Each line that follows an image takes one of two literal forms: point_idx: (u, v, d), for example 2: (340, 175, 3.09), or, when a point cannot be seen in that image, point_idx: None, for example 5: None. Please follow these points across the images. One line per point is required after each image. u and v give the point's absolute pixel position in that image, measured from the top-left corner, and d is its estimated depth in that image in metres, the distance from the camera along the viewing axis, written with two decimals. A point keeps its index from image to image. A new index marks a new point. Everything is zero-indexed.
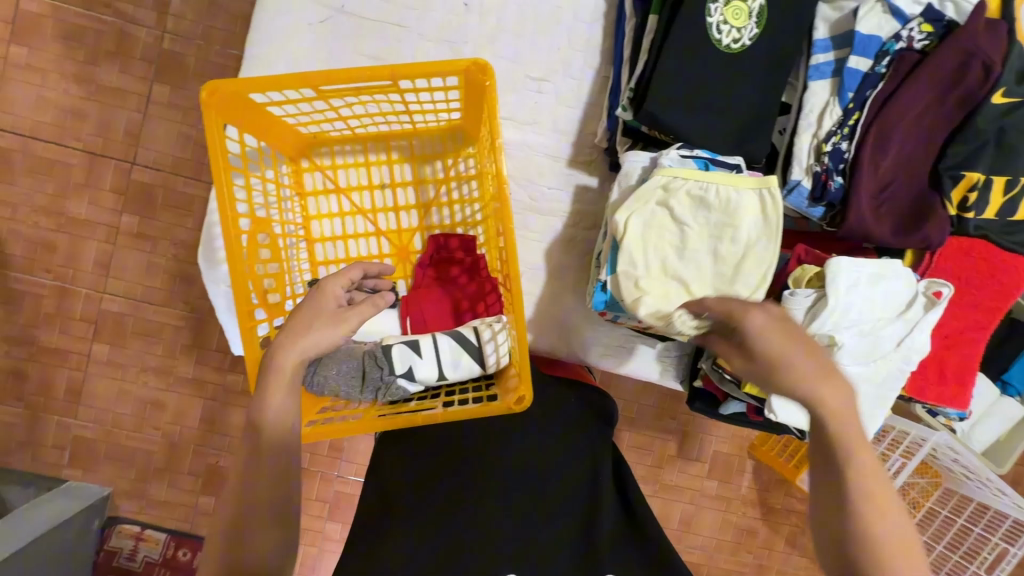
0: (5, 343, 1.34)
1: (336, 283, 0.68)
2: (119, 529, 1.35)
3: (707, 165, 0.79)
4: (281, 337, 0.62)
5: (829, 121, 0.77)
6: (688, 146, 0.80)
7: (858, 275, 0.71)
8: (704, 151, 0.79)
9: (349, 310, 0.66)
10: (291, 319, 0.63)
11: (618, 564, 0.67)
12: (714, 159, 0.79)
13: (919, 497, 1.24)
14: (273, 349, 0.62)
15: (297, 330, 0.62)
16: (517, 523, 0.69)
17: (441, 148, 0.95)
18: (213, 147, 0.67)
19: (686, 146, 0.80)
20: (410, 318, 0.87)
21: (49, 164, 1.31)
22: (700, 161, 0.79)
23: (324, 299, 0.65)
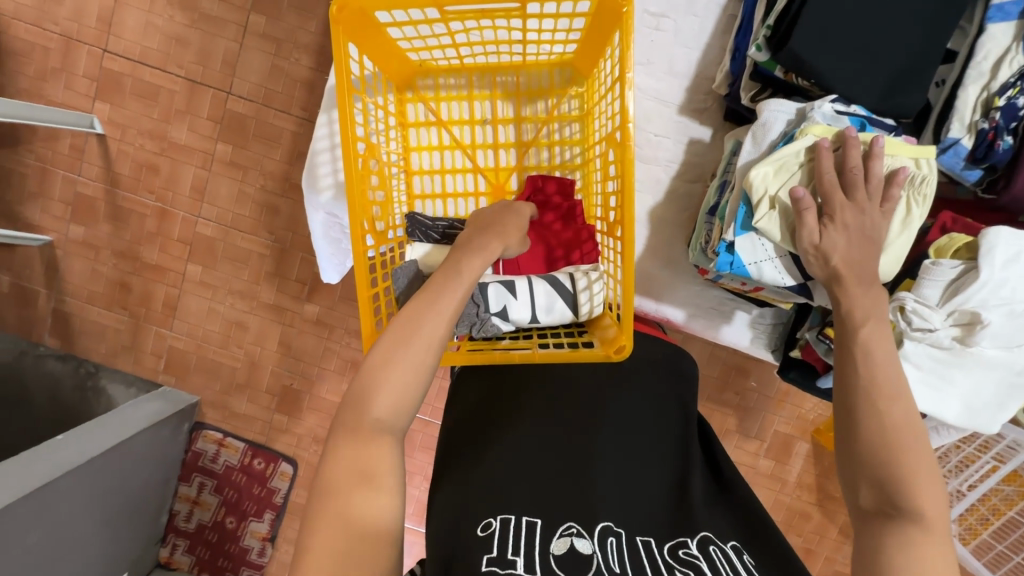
0: (113, 257, 1.46)
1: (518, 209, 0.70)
2: (204, 434, 1.48)
3: (863, 123, 0.73)
4: (495, 228, 0.66)
5: (1007, 70, 0.67)
6: (845, 100, 0.73)
7: (1019, 248, 0.63)
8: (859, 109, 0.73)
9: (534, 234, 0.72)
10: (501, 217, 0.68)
11: (717, 527, 0.61)
12: (872, 118, 0.73)
13: (1002, 505, 1.12)
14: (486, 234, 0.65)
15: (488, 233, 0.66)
16: (607, 475, 0.65)
17: (547, 85, 0.91)
18: (339, 65, 0.68)
19: (843, 99, 0.73)
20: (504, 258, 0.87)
21: (154, 90, 1.37)
22: (856, 119, 0.73)
23: (518, 214, 0.71)
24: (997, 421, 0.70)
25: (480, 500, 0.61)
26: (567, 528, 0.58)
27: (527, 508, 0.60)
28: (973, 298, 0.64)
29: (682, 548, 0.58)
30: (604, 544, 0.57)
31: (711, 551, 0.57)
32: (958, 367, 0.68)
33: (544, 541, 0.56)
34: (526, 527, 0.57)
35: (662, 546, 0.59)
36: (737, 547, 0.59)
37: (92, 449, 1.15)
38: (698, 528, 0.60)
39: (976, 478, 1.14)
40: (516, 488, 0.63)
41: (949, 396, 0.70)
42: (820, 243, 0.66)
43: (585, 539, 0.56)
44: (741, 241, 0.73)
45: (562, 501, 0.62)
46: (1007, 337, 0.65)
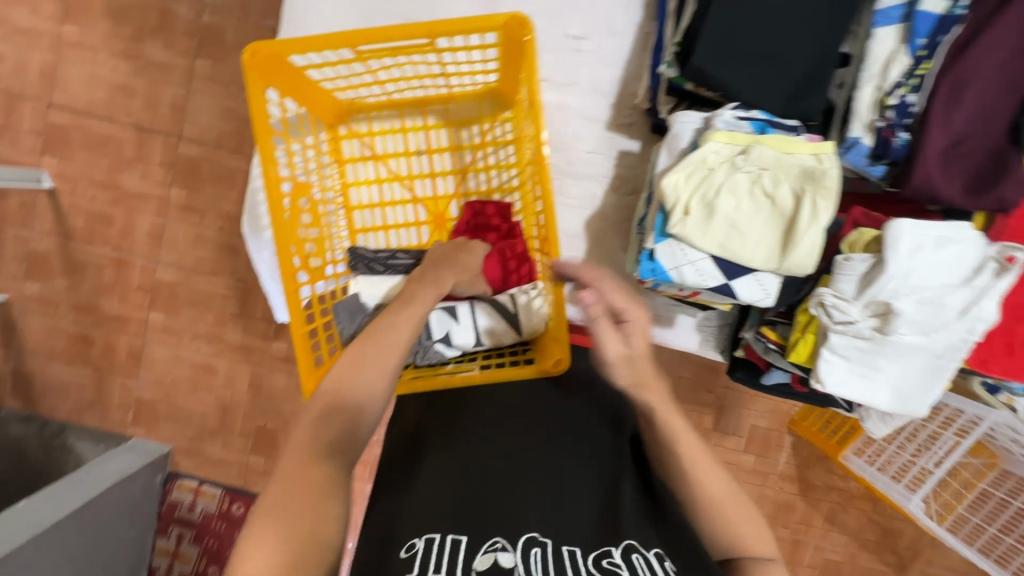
0: (72, 310, 1.43)
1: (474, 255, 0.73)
2: (178, 484, 1.45)
3: (763, 127, 0.77)
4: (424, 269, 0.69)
5: (896, 71, 0.71)
6: (744, 107, 0.77)
7: (921, 238, 0.67)
8: (759, 113, 0.77)
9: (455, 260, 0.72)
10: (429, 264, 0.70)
11: (643, 535, 0.61)
12: (771, 120, 0.77)
13: (972, 478, 1.19)
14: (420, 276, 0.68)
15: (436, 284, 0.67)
16: (540, 491, 0.65)
17: (477, 113, 0.93)
18: (256, 111, 0.70)
19: (742, 107, 0.77)
20: None
21: (103, 140, 1.37)
22: (756, 123, 0.76)
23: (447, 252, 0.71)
24: (926, 403, 0.73)
25: (411, 522, 0.61)
26: (493, 543, 0.58)
27: (454, 526, 0.60)
28: (884, 289, 0.67)
29: (606, 557, 0.58)
30: (528, 555, 0.57)
31: (633, 558, 0.58)
32: (884, 356, 0.71)
33: (469, 559, 0.56)
34: (451, 545, 0.57)
35: (588, 556, 0.58)
36: (660, 553, 0.59)
37: (58, 512, 1.10)
38: (623, 536, 0.60)
39: (942, 453, 1.14)
40: (448, 508, 0.62)
41: (879, 383, 0.72)
42: (626, 350, 0.62)
43: (508, 553, 0.57)
44: (660, 248, 0.75)
45: (492, 515, 0.62)
46: (924, 322, 0.68)
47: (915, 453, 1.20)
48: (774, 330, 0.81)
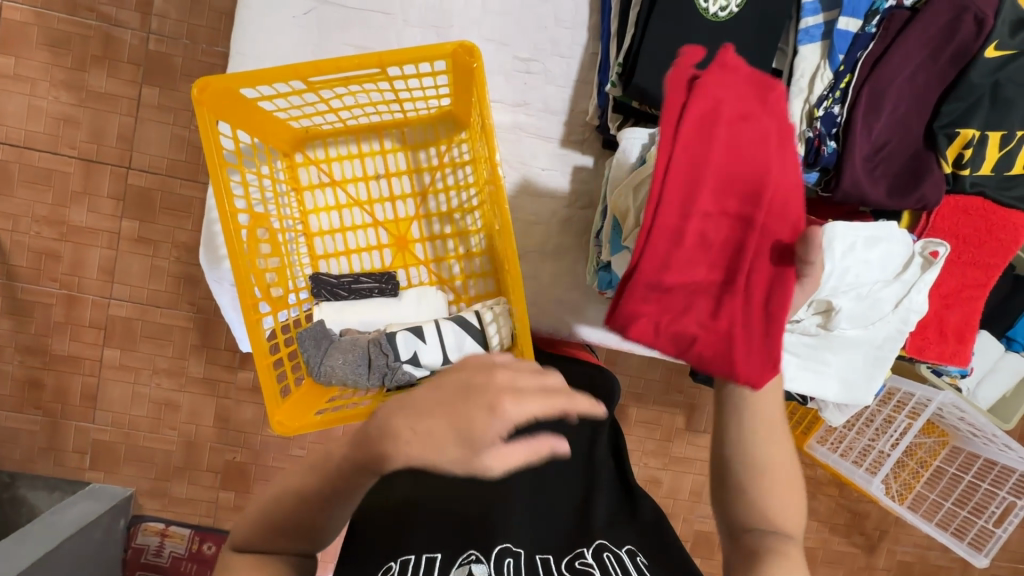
0: (19, 353, 1.36)
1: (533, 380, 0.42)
2: (144, 527, 1.38)
3: None
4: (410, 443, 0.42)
5: (820, 85, 0.77)
6: None
7: (854, 239, 0.71)
8: None
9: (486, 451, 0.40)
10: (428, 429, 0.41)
11: (613, 534, 0.65)
12: None
13: (927, 456, 1.26)
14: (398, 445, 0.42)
15: (423, 435, 0.42)
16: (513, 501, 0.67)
17: (433, 136, 0.95)
18: (207, 145, 0.70)
19: None
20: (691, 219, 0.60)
21: (46, 174, 1.32)
22: None
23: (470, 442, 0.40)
24: (870, 391, 0.78)
25: (382, 543, 0.63)
26: (467, 556, 0.61)
27: (429, 543, 0.62)
28: (824, 288, 0.71)
29: (579, 558, 0.62)
30: (501, 565, 0.60)
31: (604, 556, 0.62)
32: (828, 349, 0.75)
33: (443, 572, 0.60)
34: (426, 566, 0.59)
35: (560, 561, 0.63)
36: (631, 550, 0.64)
37: (16, 565, 1.03)
38: (594, 537, 0.64)
39: (898, 435, 1.20)
40: (423, 522, 0.64)
41: (828, 375, 0.76)
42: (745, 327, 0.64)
43: (482, 565, 0.60)
44: (616, 260, 0.79)
45: (467, 531, 0.63)
46: (863, 317, 0.73)
47: (874, 437, 1.25)
48: None
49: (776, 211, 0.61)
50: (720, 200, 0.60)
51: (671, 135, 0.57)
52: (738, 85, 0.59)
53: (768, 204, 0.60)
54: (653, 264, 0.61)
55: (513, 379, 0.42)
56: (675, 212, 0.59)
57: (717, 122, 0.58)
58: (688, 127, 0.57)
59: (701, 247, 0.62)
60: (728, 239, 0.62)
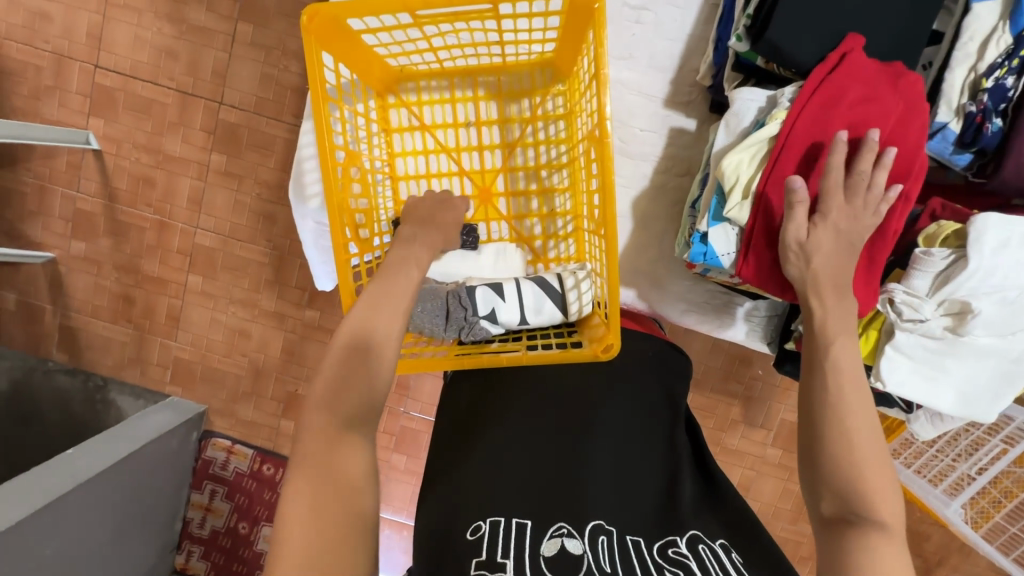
0: (115, 270, 1.47)
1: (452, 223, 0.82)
2: (213, 442, 1.48)
3: None
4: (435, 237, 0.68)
5: (994, 50, 0.65)
6: None
7: (1009, 234, 0.62)
8: None
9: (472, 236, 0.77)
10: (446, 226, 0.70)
11: (704, 526, 0.61)
12: None
13: (1013, 486, 1.11)
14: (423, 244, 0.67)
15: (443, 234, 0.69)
16: (597, 472, 0.65)
17: (529, 85, 0.90)
18: (313, 76, 0.68)
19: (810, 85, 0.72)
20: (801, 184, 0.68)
21: (146, 103, 1.38)
22: None
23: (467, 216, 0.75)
24: (994, 410, 0.69)
25: (460, 509, 0.61)
26: (558, 529, 0.58)
27: (516, 509, 0.60)
28: (962, 286, 0.64)
29: (672, 547, 0.58)
30: (595, 543, 0.57)
31: (700, 549, 0.57)
32: (952, 357, 0.68)
33: (535, 543, 0.56)
34: (516, 528, 0.57)
35: (652, 546, 0.58)
36: (726, 545, 0.59)
37: (99, 463, 1.14)
38: (687, 527, 0.60)
39: (986, 461, 1.11)
40: (506, 487, 0.63)
41: (945, 386, 0.69)
42: (805, 241, 0.64)
43: (576, 539, 0.56)
44: (714, 232, 0.73)
45: (553, 500, 0.62)
46: (1000, 324, 0.65)
47: (955, 458, 1.15)
48: None
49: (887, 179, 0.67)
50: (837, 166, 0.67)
51: (799, 101, 0.68)
52: (868, 69, 0.67)
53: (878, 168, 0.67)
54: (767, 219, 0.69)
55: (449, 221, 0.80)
56: (792, 165, 0.67)
57: (837, 103, 0.67)
58: (815, 97, 0.67)
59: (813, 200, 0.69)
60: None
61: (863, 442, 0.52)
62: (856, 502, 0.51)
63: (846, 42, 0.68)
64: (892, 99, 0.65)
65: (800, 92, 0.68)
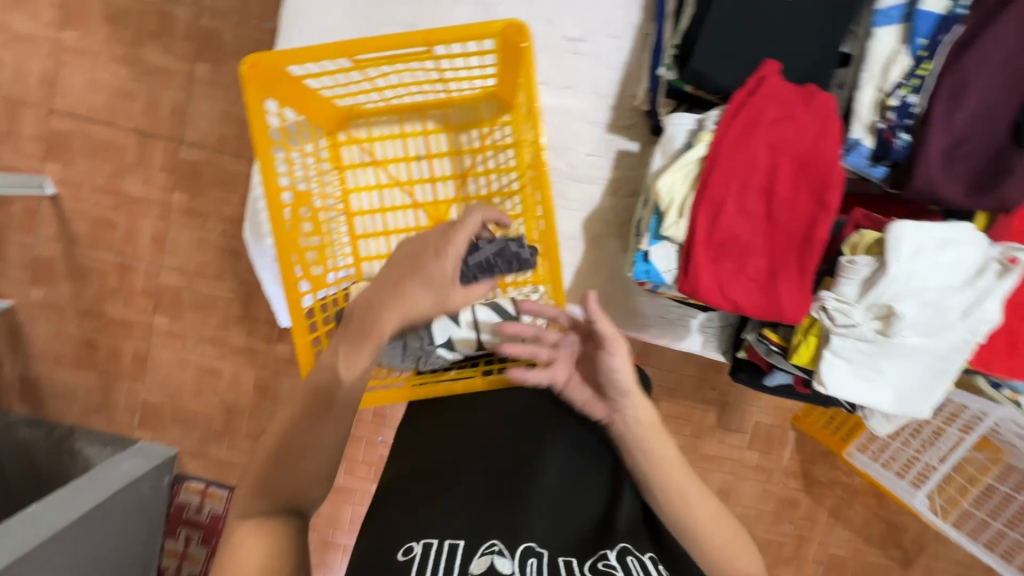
0: (77, 315, 1.44)
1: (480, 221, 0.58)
2: (186, 485, 1.44)
3: None
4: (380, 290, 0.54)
5: (896, 71, 0.71)
6: None
7: (923, 240, 0.67)
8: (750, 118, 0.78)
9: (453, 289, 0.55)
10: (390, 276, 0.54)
11: (636, 540, 0.64)
12: None
13: (976, 472, 1.18)
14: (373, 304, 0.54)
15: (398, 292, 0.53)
16: (540, 488, 0.65)
17: (476, 117, 0.93)
18: (255, 123, 0.70)
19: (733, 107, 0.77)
20: (731, 200, 0.72)
21: (105, 145, 1.37)
22: None
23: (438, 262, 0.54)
24: (928, 404, 0.73)
25: (401, 526, 0.62)
26: (490, 546, 0.59)
27: (451, 528, 0.61)
28: (886, 291, 0.68)
29: (602, 560, 0.60)
30: (525, 566, 0.58)
31: (628, 560, 0.61)
32: (886, 357, 0.71)
33: (466, 562, 0.58)
34: (449, 549, 0.58)
35: (583, 563, 0.60)
36: (652, 557, 0.63)
37: (67, 517, 1.10)
38: (618, 539, 0.63)
39: (947, 449, 1.14)
40: (448, 504, 0.63)
41: (882, 384, 0.72)
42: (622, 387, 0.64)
43: (506, 559, 0.58)
44: (655, 250, 0.77)
45: (489, 518, 0.62)
46: (925, 324, 0.69)
47: (919, 449, 1.19)
48: (777, 331, 0.80)
49: (808, 192, 0.71)
50: (759, 182, 0.72)
51: (723, 124, 0.72)
52: (787, 90, 0.71)
53: (799, 182, 0.71)
54: (700, 235, 0.73)
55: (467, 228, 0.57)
56: (721, 181, 0.72)
57: (759, 123, 0.71)
58: (738, 118, 0.72)
59: (741, 216, 0.72)
60: (763, 212, 0.72)
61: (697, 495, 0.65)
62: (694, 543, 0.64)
63: (763, 67, 0.72)
64: (807, 119, 0.70)
65: (725, 114, 0.73)
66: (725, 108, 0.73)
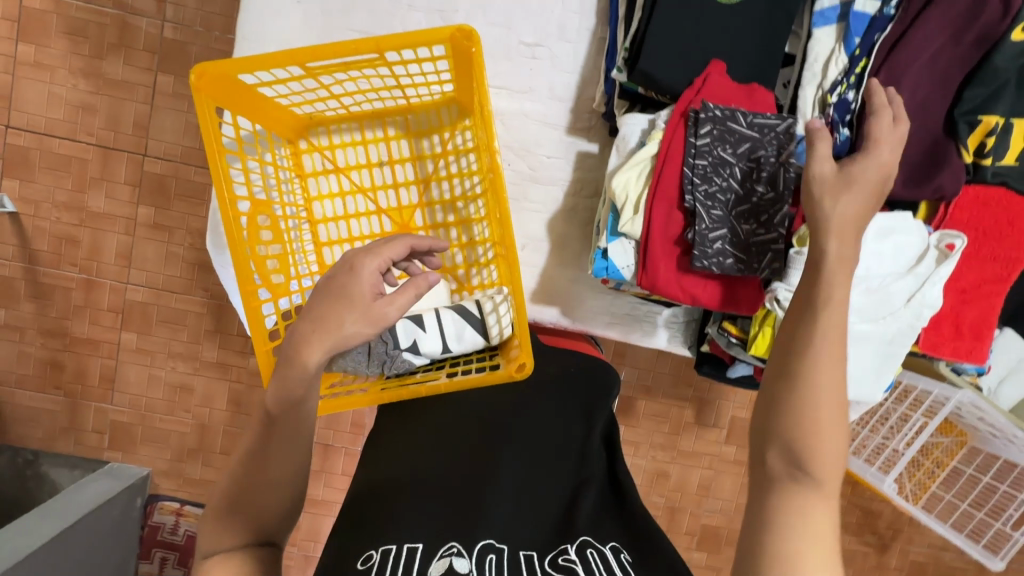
0: (41, 336, 1.40)
1: (379, 254, 0.59)
2: (160, 505, 1.41)
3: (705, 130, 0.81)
4: (305, 327, 0.56)
5: (835, 70, 0.74)
6: None
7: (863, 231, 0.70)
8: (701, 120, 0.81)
9: (387, 302, 0.57)
10: (318, 312, 0.56)
11: (599, 532, 0.63)
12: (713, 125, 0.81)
13: (944, 456, 1.22)
14: (297, 340, 0.56)
15: (327, 325, 0.56)
16: (501, 492, 0.65)
17: (436, 123, 0.94)
18: (208, 132, 0.69)
19: None
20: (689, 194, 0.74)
21: (65, 161, 1.34)
22: None
23: (357, 289, 0.57)
24: (879, 388, 0.76)
25: (358, 544, 0.61)
26: (448, 548, 0.58)
27: (410, 533, 0.60)
28: None
29: (562, 555, 0.59)
30: (483, 562, 0.57)
31: (588, 553, 0.59)
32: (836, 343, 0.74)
33: (423, 566, 0.56)
34: (407, 554, 0.58)
35: (544, 557, 0.60)
36: (615, 547, 0.61)
37: (31, 543, 1.05)
38: (578, 533, 0.62)
39: (912, 434, 1.16)
40: (404, 512, 0.63)
41: None
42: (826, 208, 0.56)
43: (464, 559, 0.57)
44: (613, 247, 0.78)
45: (448, 522, 0.62)
46: (871, 309, 0.72)
47: (887, 435, 1.22)
48: (736, 324, 0.84)
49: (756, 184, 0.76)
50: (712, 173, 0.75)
51: (672, 124, 0.75)
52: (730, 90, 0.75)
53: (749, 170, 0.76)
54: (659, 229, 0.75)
55: (360, 254, 0.59)
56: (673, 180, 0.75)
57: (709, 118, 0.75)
58: (685, 119, 0.75)
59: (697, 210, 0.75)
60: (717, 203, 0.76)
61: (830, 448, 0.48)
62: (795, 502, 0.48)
63: (709, 67, 0.75)
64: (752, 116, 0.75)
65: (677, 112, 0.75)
66: (674, 110, 0.76)
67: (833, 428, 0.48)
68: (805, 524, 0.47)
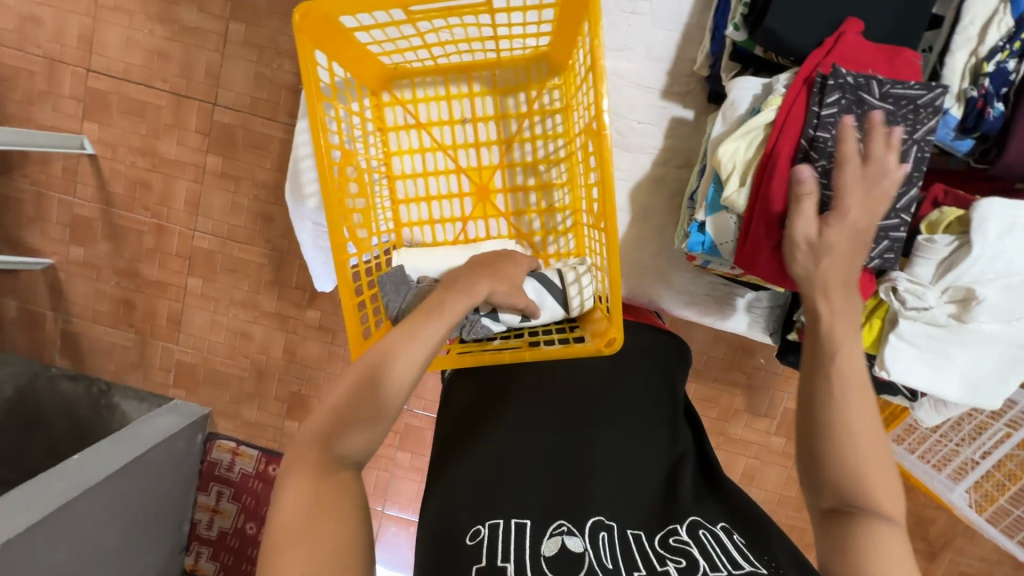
0: (115, 275, 1.46)
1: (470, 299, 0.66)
2: (218, 444, 1.48)
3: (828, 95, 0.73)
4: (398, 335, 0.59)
5: (996, 33, 0.65)
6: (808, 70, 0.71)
7: (1015, 219, 0.62)
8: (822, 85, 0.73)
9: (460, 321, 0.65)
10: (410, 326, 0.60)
11: (704, 511, 0.61)
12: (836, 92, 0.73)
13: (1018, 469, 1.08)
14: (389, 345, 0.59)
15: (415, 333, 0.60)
16: (597, 470, 0.65)
17: (524, 80, 0.89)
18: (307, 76, 0.67)
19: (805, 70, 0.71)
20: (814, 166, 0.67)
21: (140, 106, 1.36)
22: None
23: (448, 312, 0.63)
24: (1000, 395, 0.70)
25: (459, 515, 0.60)
26: (559, 526, 0.57)
27: (518, 510, 0.59)
28: (966, 274, 0.64)
29: (674, 536, 0.57)
30: (596, 539, 0.56)
31: (700, 535, 0.57)
32: (956, 343, 0.68)
33: (535, 542, 0.55)
34: (516, 530, 0.57)
35: (653, 538, 0.58)
36: (726, 527, 0.59)
37: (98, 473, 1.10)
38: (687, 514, 0.59)
39: (990, 445, 1.08)
40: (503, 488, 0.62)
41: (951, 373, 0.69)
42: (815, 239, 0.62)
43: (577, 537, 0.56)
44: (712, 221, 0.74)
45: (554, 502, 0.61)
46: (1007, 310, 0.65)
47: (959, 443, 1.13)
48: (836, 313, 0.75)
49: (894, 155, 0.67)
50: None
51: (793, 88, 0.68)
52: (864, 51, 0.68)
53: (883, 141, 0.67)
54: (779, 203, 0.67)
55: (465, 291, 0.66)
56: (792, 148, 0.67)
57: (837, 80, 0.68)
58: (810, 85, 0.68)
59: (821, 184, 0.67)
60: None
61: (878, 462, 0.53)
62: (854, 495, 0.52)
63: (844, 25, 0.68)
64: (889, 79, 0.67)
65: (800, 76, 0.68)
66: (797, 73, 0.69)
67: (877, 462, 0.53)
68: (881, 555, 0.49)
